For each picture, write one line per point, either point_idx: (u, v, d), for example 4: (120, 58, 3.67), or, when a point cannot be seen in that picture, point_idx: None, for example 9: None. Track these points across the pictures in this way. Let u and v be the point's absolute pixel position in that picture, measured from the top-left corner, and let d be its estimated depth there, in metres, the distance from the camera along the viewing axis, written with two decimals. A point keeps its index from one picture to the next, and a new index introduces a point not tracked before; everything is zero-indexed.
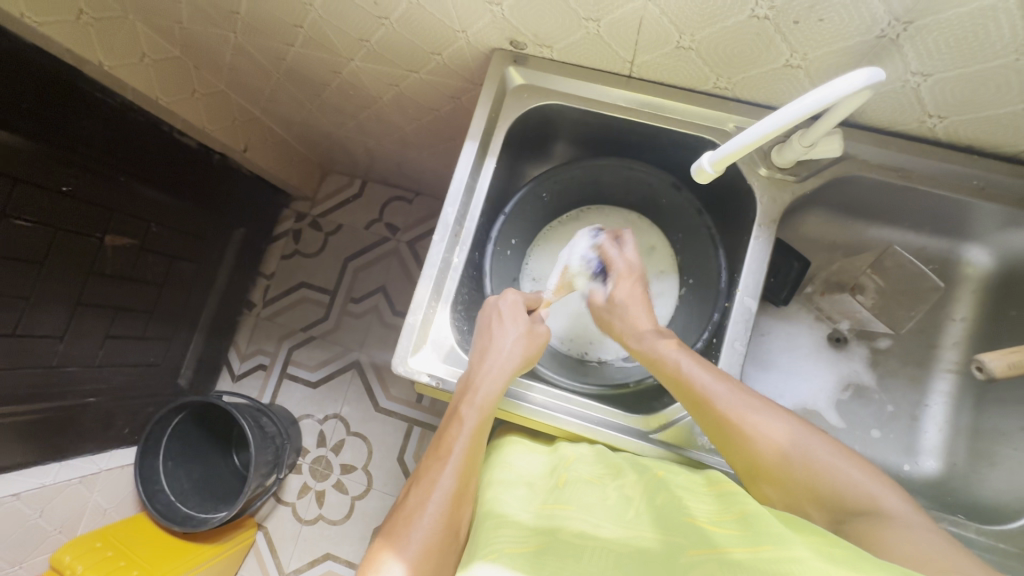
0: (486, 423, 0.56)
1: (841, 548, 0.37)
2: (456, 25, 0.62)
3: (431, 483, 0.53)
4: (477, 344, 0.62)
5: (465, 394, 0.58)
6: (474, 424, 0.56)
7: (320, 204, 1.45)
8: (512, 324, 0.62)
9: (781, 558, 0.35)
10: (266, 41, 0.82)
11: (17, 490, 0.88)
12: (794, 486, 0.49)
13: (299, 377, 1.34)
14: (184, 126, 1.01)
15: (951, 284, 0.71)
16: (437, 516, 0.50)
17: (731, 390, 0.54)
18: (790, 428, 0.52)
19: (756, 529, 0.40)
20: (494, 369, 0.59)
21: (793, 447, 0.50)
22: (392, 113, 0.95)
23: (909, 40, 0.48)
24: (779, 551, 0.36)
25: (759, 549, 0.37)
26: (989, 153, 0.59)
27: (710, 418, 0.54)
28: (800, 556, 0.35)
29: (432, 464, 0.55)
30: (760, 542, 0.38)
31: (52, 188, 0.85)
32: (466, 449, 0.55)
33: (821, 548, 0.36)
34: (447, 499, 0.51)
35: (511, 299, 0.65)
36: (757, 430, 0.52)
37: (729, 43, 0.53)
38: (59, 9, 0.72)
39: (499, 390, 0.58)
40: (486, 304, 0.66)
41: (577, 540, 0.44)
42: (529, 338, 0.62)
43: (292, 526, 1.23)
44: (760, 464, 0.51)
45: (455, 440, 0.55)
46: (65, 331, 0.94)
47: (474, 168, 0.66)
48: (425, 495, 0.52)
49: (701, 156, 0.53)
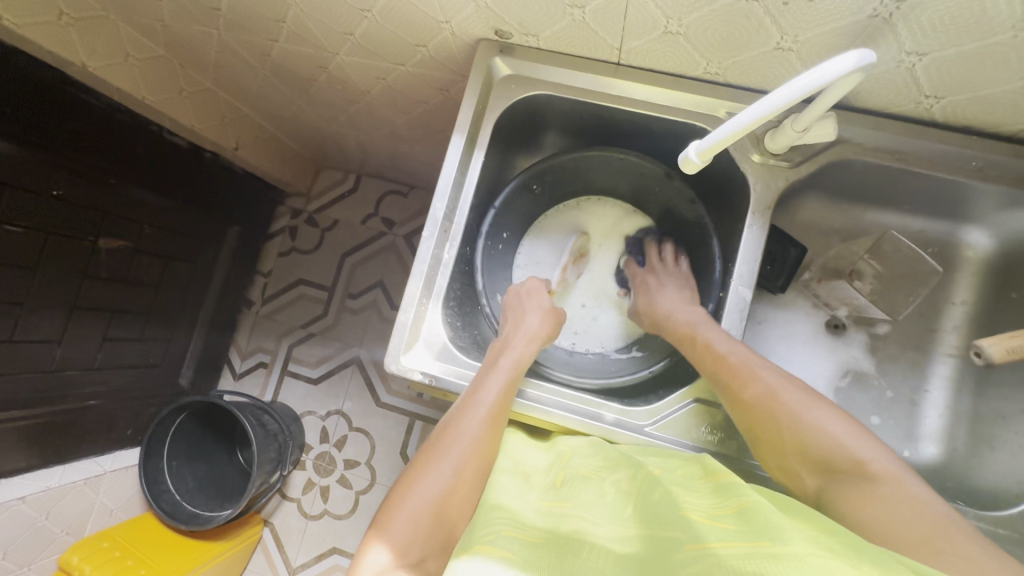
0: (516, 381, 0.59)
1: (849, 543, 0.35)
2: (440, 16, 0.61)
3: (460, 424, 0.54)
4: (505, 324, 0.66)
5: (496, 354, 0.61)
6: (506, 378, 0.58)
7: (315, 200, 1.44)
8: (538, 302, 0.68)
9: (779, 554, 0.33)
10: (250, 37, 0.80)
11: (22, 493, 0.89)
12: (786, 447, 0.50)
13: (299, 374, 1.34)
14: (173, 125, 1.00)
15: (952, 267, 0.70)
16: (465, 455, 0.51)
17: (743, 353, 0.55)
18: (790, 387, 0.52)
19: (756, 522, 0.38)
20: (519, 341, 0.62)
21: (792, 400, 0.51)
22: (382, 107, 0.94)
23: (902, 20, 0.46)
24: (778, 546, 0.34)
25: (758, 543, 0.35)
26: (987, 133, 0.57)
27: (721, 376, 0.55)
28: (800, 550, 0.33)
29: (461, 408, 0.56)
30: (759, 536, 0.36)
31: (43, 193, 0.84)
32: (497, 398, 0.56)
33: (822, 542, 0.35)
34: (476, 441, 0.52)
35: (533, 285, 0.71)
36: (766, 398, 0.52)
37: (718, 27, 0.51)
38: (39, 11, 0.71)
39: (529, 354, 0.61)
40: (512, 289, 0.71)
41: (573, 535, 0.44)
42: (551, 315, 0.67)
43: (297, 521, 1.24)
44: (760, 421, 0.52)
45: (487, 389, 0.57)
46: (62, 336, 0.94)
47: (462, 162, 0.65)
48: (456, 433, 0.53)
49: (687, 146, 0.51)
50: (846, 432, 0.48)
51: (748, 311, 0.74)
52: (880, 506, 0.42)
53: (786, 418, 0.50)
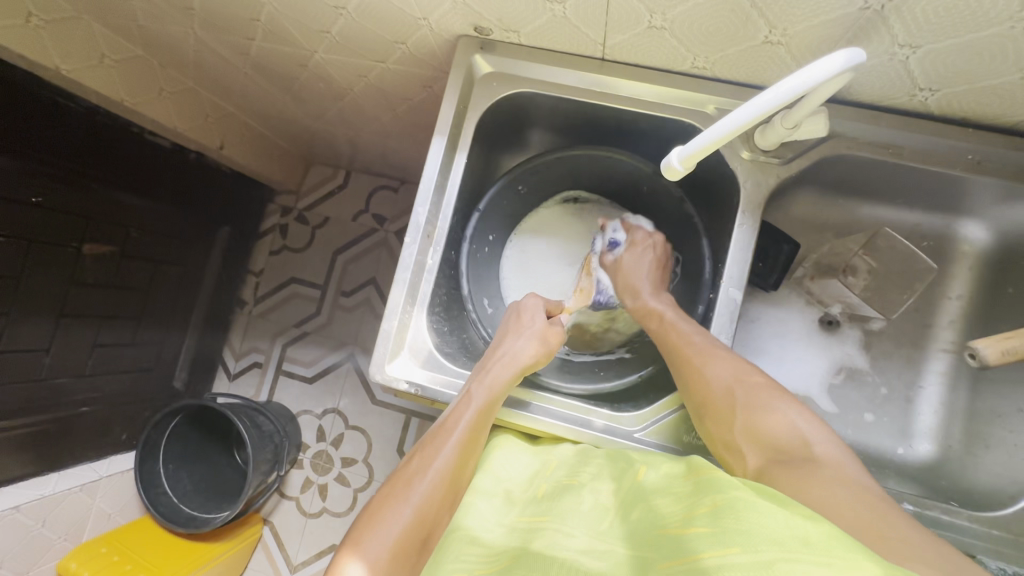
0: (494, 406, 0.56)
1: (820, 531, 0.34)
2: (417, 12, 0.58)
3: (433, 453, 0.53)
4: (498, 337, 0.64)
5: (476, 375, 0.59)
6: (482, 404, 0.56)
7: (304, 197, 1.42)
8: (530, 322, 0.64)
9: (749, 567, 0.32)
10: (228, 36, 0.78)
11: (17, 502, 0.89)
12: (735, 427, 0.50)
13: (294, 374, 1.33)
14: (154, 126, 0.97)
15: (948, 260, 0.69)
16: (435, 486, 0.50)
17: (705, 340, 0.56)
18: (742, 374, 0.53)
19: (726, 527, 0.37)
20: (505, 356, 0.60)
21: (740, 387, 0.52)
22: (367, 103, 0.91)
23: (895, 13, 0.44)
24: (747, 557, 0.33)
25: (727, 553, 0.34)
26: (984, 125, 0.56)
27: (676, 360, 0.57)
28: (767, 559, 0.32)
29: (437, 435, 0.55)
30: (730, 544, 0.35)
31: (20, 201, 0.83)
32: (470, 427, 0.54)
33: (790, 538, 0.34)
34: (446, 471, 0.52)
35: (532, 302, 0.66)
36: (719, 383, 0.52)
37: (704, 21, 0.49)
38: (6, 14, 0.69)
39: (510, 376, 0.58)
40: (509, 307, 0.68)
41: (547, 552, 0.43)
42: (544, 335, 0.62)
43: (296, 520, 1.24)
44: (713, 404, 0.52)
45: (461, 417, 0.55)
46: (51, 344, 0.92)
47: (444, 164, 0.63)
48: (427, 463, 0.52)
49: (670, 154, 0.49)
50: (800, 422, 0.48)
51: (741, 309, 0.72)
52: (820, 485, 0.41)
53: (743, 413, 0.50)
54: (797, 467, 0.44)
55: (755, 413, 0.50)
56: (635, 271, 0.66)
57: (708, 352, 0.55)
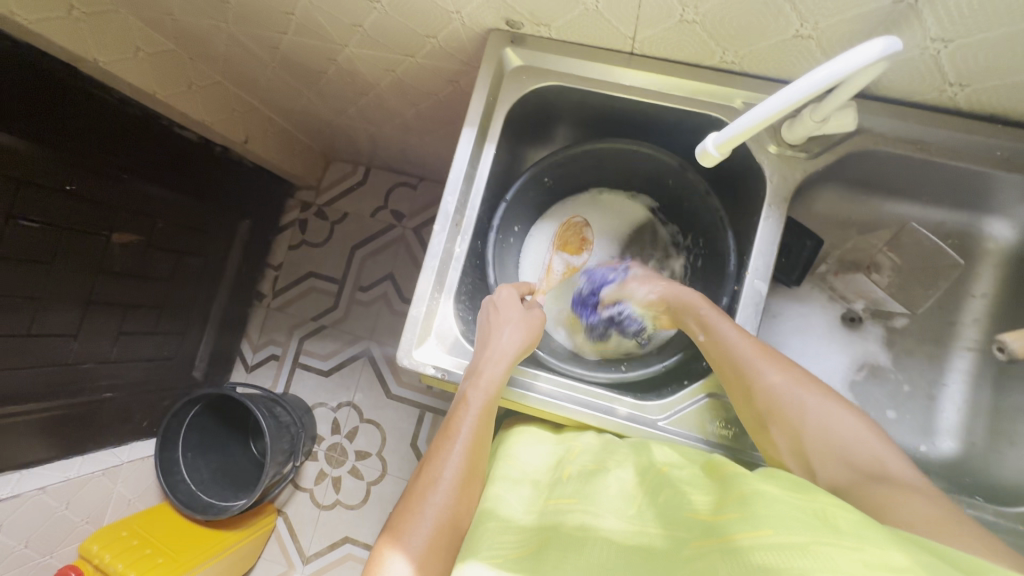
0: (493, 405, 0.56)
1: (854, 521, 0.34)
2: (451, 6, 0.60)
3: (440, 463, 0.52)
4: (479, 332, 0.61)
5: (470, 376, 0.58)
6: (481, 405, 0.55)
7: (324, 193, 1.44)
8: (515, 312, 0.62)
9: (783, 546, 0.33)
10: (260, 30, 0.80)
11: (43, 483, 0.91)
12: (798, 435, 0.49)
13: (311, 367, 1.35)
14: (183, 119, 0.99)
15: (973, 259, 0.69)
16: (450, 496, 0.50)
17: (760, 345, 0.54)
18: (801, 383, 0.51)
19: (756, 511, 0.37)
20: (495, 352, 0.58)
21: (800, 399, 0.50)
22: (392, 99, 0.92)
23: (927, 6, 0.45)
24: (781, 537, 0.34)
25: (758, 534, 0.35)
26: (1013, 121, 0.56)
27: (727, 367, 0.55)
28: (801, 541, 0.33)
29: (440, 444, 0.54)
30: (761, 526, 0.36)
31: (56, 188, 0.85)
32: (474, 430, 0.54)
33: (826, 525, 0.34)
34: (457, 478, 0.52)
35: (506, 294, 0.64)
36: (775, 385, 0.51)
37: (735, 15, 0.50)
38: (50, 6, 0.71)
39: (503, 372, 0.57)
40: (483, 300, 0.65)
41: (578, 534, 0.44)
42: (528, 325, 0.61)
43: (310, 511, 1.25)
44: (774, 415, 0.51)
45: (462, 422, 0.55)
46: (79, 329, 0.94)
47: (473, 155, 0.64)
48: (436, 474, 0.52)
49: (704, 140, 0.51)
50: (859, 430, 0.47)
51: (763, 305, 0.73)
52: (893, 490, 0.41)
53: (800, 420, 0.49)
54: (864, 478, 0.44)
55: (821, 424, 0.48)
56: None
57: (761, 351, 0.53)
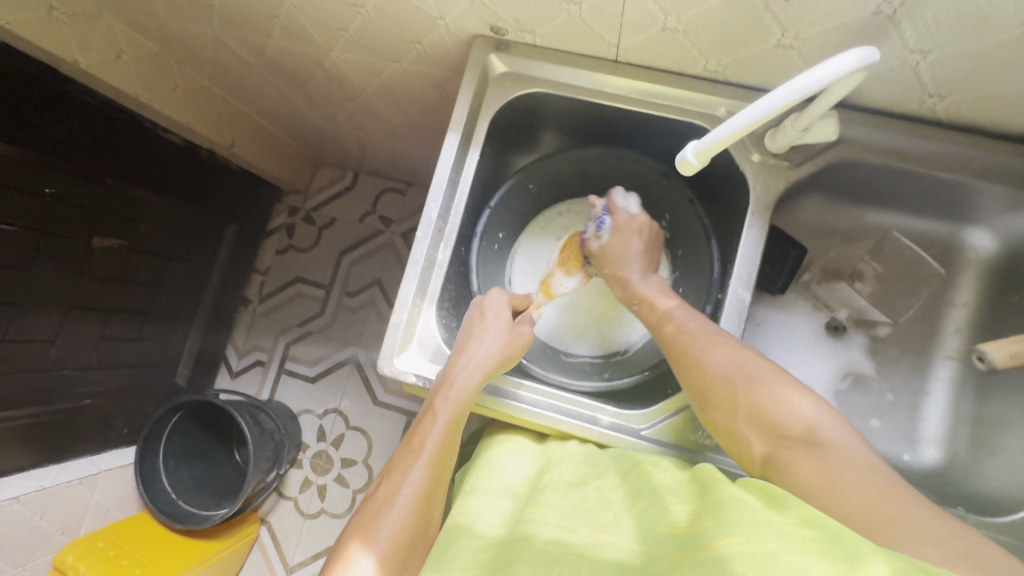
0: (461, 418, 0.55)
1: (831, 529, 0.34)
2: (434, 12, 0.60)
3: (402, 477, 0.52)
4: (458, 339, 0.60)
5: (440, 386, 0.57)
6: (449, 418, 0.54)
7: (312, 198, 1.43)
8: (493, 321, 0.60)
9: (748, 553, 0.34)
10: (243, 33, 0.79)
11: (17, 493, 0.88)
12: (739, 412, 0.49)
13: (296, 373, 1.33)
14: (168, 123, 0.98)
15: (954, 268, 0.69)
16: (407, 514, 0.50)
17: (705, 330, 0.54)
18: (748, 360, 0.51)
19: (729, 518, 0.38)
20: (470, 365, 0.56)
21: (739, 375, 0.50)
22: (379, 104, 0.92)
23: (906, 17, 0.45)
24: (746, 545, 0.34)
25: (729, 543, 0.35)
26: (992, 132, 0.56)
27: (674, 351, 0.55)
28: (769, 548, 0.33)
29: (403, 457, 0.54)
30: (730, 534, 0.36)
31: (35, 191, 0.83)
32: (439, 444, 0.53)
33: (792, 533, 0.34)
34: (418, 494, 0.51)
35: (495, 298, 0.63)
36: (716, 366, 0.51)
37: (718, 23, 0.50)
38: (29, 6, 0.70)
39: (476, 387, 0.56)
40: (474, 301, 0.64)
41: (548, 545, 0.43)
42: (509, 337, 0.60)
43: (293, 521, 1.23)
44: (710, 392, 0.51)
45: (428, 435, 0.54)
46: (57, 335, 0.92)
47: (457, 162, 0.64)
48: (396, 488, 0.51)
49: (685, 148, 0.52)
50: (801, 399, 0.47)
51: (748, 313, 0.73)
52: (822, 468, 0.43)
53: (745, 398, 0.49)
54: (797, 450, 0.45)
55: (756, 394, 0.48)
56: (624, 258, 0.65)
57: (707, 337, 0.53)
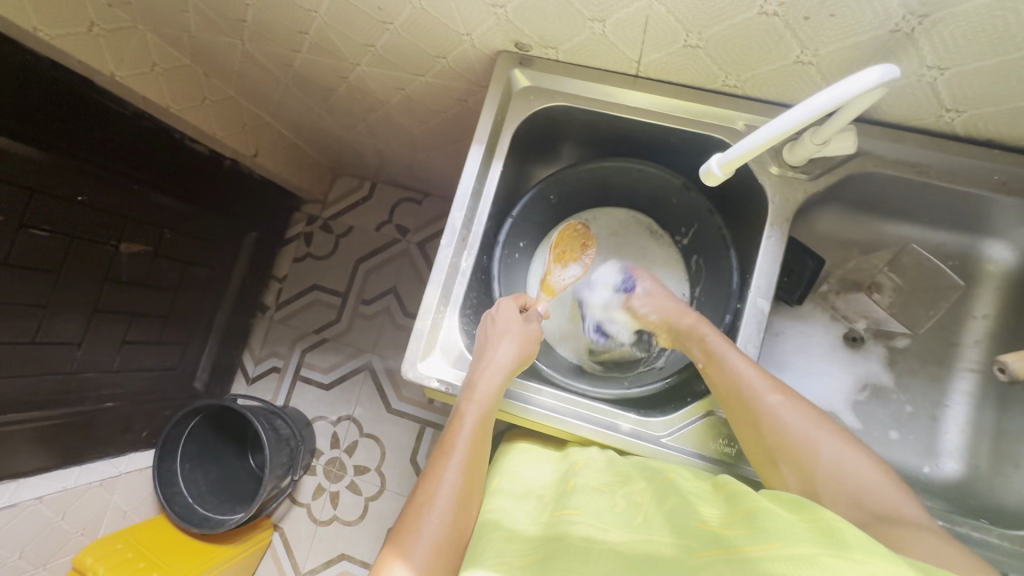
0: (488, 418, 0.56)
1: (861, 537, 0.35)
2: (461, 28, 0.62)
3: (437, 478, 0.52)
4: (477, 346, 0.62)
5: (464, 391, 0.58)
6: (476, 419, 0.56)
7: (330, 207, 1.45)
8: (506, 326, 0.62)
9: (786, 556, 0.34)
10: (271, 47, 0.82)
11: (40, 493, 0.90)
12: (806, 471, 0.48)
13: (312, 380, 1.35)
14: (196, 133, 1.01)
15: (973, 281, 0.70)
16: (447, 513, 0.49)
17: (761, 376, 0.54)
18: (822, 428, 0.50)
19: (763, 526, 0.39)
20: (491, 367, 0.59)
21: (816, 441, 0.49)
22: (400, 116, 0.94)
23: (924, 35, 0.46)
24: (786, 548, 0.35)
25: (767, 546, 0.36)
26: (1010, 146, 0.57)
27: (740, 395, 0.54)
28: (808, 553, 0.34)
29: (436, 460, 0.54)
30: (767, 539, 0.37)
31: (68, 198, 0.86)
32: (470, 444, 0.54)
33: (832, 539, 0.35)
34: (456, 494, 0.51)
35: (506, 305, 0.65)
36: (774, 419, 0.51)
37: (738, 40, 0.52)
38: (71, 22, 0.73)
39: (499, 386, 0.58)
40: (484, 314, 0.66)
41: (582, 542, 0.44)
42: (523, 338, 0.62)
43: (306, 527, 1.24)
44: (785, 446, 0.50)
45: (458, 436, 0.55)
46: (82, 338, 0.95)
47: (480, 172, 0.66)
48: (433, 489, 0.51)
49: (710, 158, 0.53)
50: (874, 472, 0.46)
51: (765, 323, 0.74)
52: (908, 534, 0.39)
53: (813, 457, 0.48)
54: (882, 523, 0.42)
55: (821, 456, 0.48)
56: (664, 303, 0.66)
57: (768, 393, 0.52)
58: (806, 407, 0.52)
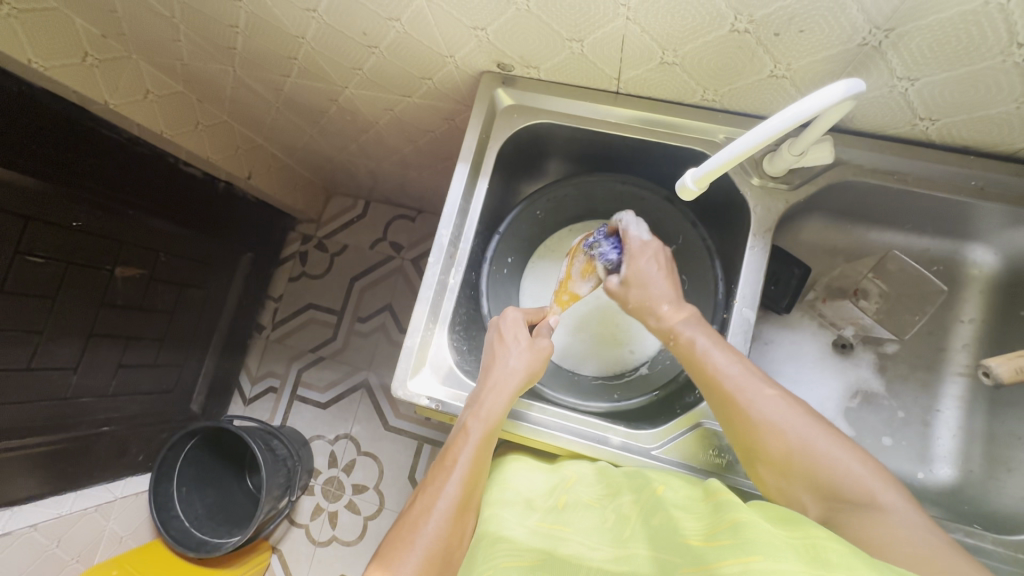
0: (493, 436, 0.56)
1: (842, 554, 0.34)
2: (445, 50, 0.63)
3: (436, 493, 0.53)
4: (483, 361, 0.62)
5: (470, 406, 0.58)
6: (480, 436, 0.55)
7: (325, 226, 1.47)
8: (513, 341, 0.62)
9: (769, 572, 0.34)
10: (263, 73, 0.84)
11: (34, 520, 0.88)
12: (796, 477, 0.47)
13: (309, 399, 1.34)
14: (190, 157, 1.02)
15: (958, 285, 0.70)
16: (441, 525, 0.50)
17: (744, 373, 0.52)
18: (804, 421, 0.48)
19: (747, 538, 0.38)
20: (496, 384, 0.58)
21: (800, 440, 0.47)
22: (390, 135, 0.96)
23: (891, 47, 0.47)
24: (768, 564, 0.35)
25: (749, 561, 0.36)
26: (986, 153, 0.58)
27: (721, 409, 0.52)
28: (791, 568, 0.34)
29: (438, 472, 0.55)
30: (751, 553, 0.37)
31: (63, 224, 0.87)
32: (471, 460, 0.54)
33: (813, 556, 0.35)
34: (452, 508, 0.51)
35: (511, 318, 0.65)
36: (766, 424, 0.49)
37: (713, 56, 0.53)
38: (66, 53, 0.75)
39: (504, 405, 0.57)
40: (493, 321, 0.67)
41: (569, 560, 0.45)
42: (531, 353, 0.61)
43: (305, 548, 1.23)
44: (765, 454, 0.49)
45: (460, 451, 0.55)
46: (78, 363, 0.95)
47: (466, 190, 0.67)
48: (431, 501, 0.52)
49: (684, 175, 0.54)
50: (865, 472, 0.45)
51: (754, 332, 0.74)
52: (880, 533, 0.40)
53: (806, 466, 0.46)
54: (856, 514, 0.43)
55: (817, 468, 0.46)
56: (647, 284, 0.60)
57: (757, 393, 0.50)
58: (795, 405, 0.50)
